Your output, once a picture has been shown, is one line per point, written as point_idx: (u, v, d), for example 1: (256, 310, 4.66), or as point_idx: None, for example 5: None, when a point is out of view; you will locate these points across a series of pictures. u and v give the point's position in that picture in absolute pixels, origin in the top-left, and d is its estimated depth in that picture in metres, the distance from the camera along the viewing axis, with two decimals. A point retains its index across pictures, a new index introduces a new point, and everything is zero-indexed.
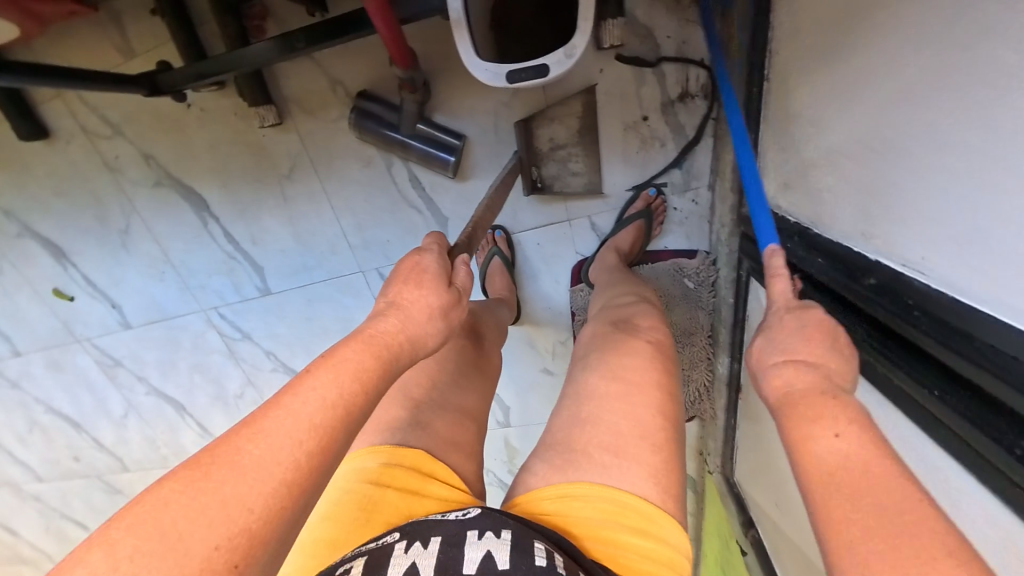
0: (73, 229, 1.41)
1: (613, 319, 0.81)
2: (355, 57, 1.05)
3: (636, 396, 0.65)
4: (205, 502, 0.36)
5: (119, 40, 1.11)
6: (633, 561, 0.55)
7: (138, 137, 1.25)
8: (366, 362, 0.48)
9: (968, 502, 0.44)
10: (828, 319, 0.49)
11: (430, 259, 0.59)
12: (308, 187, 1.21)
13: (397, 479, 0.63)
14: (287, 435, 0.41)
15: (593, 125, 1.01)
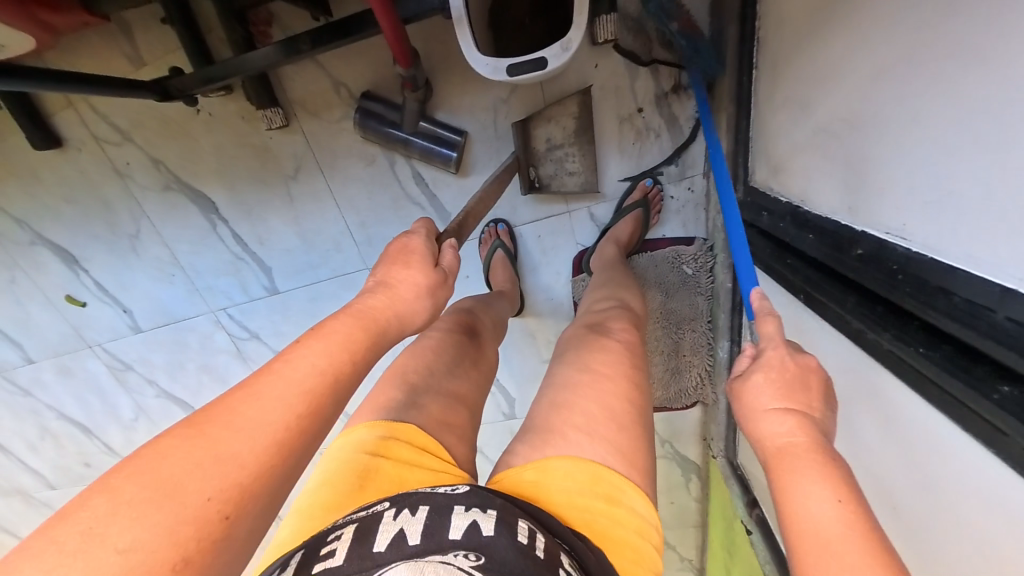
0: (84, 236, 1.45)
1: (587, 322, 0.86)
2: (357, 59, 1.08)
3: (605, 383, 0.70)
4: (201, 456, 0.38)
5: (129, 49, 1.15)
6: (608, 528, 0.58)
7: (146, 143, 1.29)
8: (356, 333, 0.51)
9: (950, 453, 0.46)
10: (818, 370, 0.49)
11: (418, 241, 0.63)
12: (313, 187, 1.25)
13: (392, 450, 0.64)
14: (280, 398, 0.43)
15: (589, 125, 1.04)
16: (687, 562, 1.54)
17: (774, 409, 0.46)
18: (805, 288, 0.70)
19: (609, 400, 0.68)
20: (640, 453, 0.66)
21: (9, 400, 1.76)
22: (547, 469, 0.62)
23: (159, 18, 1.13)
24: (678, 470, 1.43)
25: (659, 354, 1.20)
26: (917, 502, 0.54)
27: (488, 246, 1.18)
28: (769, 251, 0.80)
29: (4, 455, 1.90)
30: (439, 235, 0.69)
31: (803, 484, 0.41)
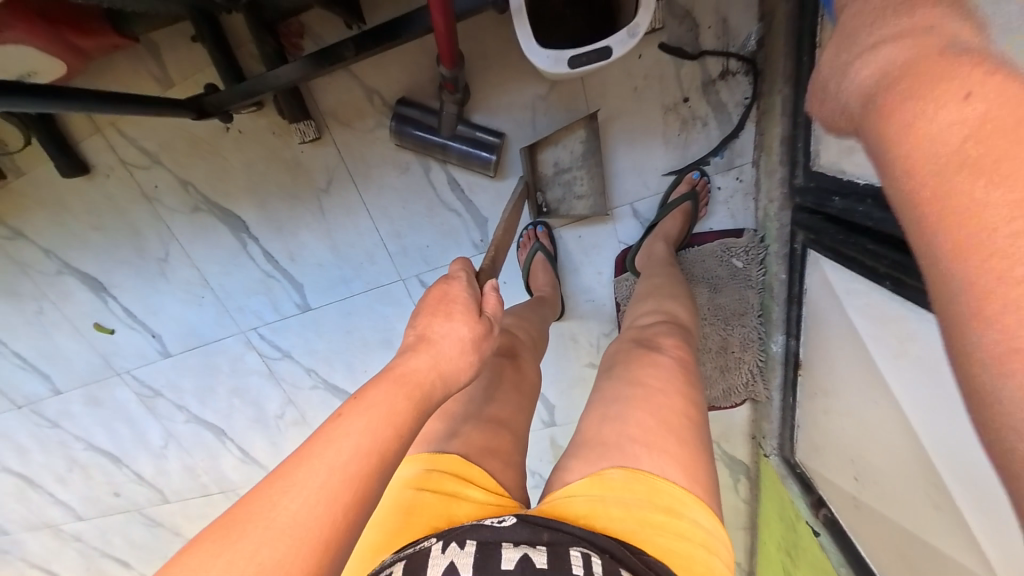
0: (112, 261, 1.43)
1: (631, 339, 0.79)
2: (391, 66, 1.07)
3: (658, 396, 0.64)
4: (242, 569, 0.35)
5: (157, 70, 1.14)
6: (669, 543, 0.53)
7: (176, 165, 1.28)
8: (399, 403, 0.47)
9: None
10: None
11: (458, 289, 0.58)
12: (346, 199, 1.23)
13: (433, 483, 0.59)
14: (322, 489, 0.40)
15: (597, 148, 1.04)
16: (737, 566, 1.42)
17: (872, 49, 0.37)
18: (893, 272, 0.65)
19: (666, 414, 0.62)
20: (704, 469, 0.59)
21: (37, 432, 1.74)
22: (599, 483, 0.57)
23: (188, 36, 1.12)
24: (727, 470, 1.32)
25: (708, 353, 1.14)
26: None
27: (528, 250, 1.15)
28: (844, 239, 0.76)
29: (32, 489, 1.86)
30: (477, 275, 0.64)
31: (913, 106, 0.32)
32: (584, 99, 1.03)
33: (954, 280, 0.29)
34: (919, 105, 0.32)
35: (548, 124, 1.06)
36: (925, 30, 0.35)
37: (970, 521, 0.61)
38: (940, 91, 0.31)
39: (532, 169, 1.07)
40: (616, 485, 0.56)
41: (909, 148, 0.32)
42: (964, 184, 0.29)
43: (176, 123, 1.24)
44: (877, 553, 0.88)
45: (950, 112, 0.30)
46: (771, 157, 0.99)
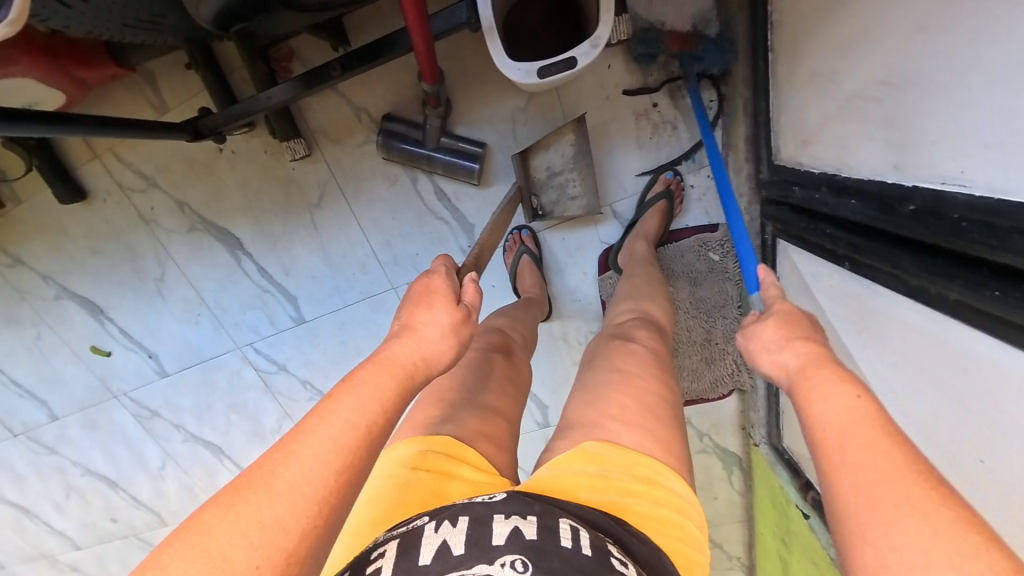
0: (109, 284, 1.46)
1: (611, 331, 0.83)
2: (378, 85, 1.13)
3: (637, 380, 0.69)
4: (245, 525, 0.38)
5: (153, 97, 1.19)
6: (649, 511, 0.56)
7: (172, 187, 1.33)
8: (386, 383, 0.51)
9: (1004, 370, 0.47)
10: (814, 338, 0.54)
11: (439, 281, 0.62)
12: (338, 213, 1.27)
13: (427, 461, 0.61)
14: (316, 457, 0.43)
15: (587, 150, 1.08)
16: (735, 560, 1.39)
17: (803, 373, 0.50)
18: (849, 254, 0.69)
19: (645, 394, 0.66)
20: (676, 444, 0.63)
21: (35, 460, 1.74)
22: (581, 456, 0.60)
23: (182, 64, 1.17)
24: (718, 463, 1.33)
25: (691, 344, 1.19)
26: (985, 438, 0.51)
27: (514, 253, 1.19)
28: (807, 228, 0.80)
29: (29, 519, 1.84)
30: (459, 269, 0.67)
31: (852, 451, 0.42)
32: (561, 111, 1.09)
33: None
34: (830, 388, 0.47)
35: (528, 134, 1.12)
36: (820, 343, 0.53)
37: None
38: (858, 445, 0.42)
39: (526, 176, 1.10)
40: (598, 457, 0.59)
41: (824, 418, 0.45)
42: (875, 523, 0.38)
43: (172, 148, 1.30)
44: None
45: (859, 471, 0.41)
46: (738, 155, 1.04)
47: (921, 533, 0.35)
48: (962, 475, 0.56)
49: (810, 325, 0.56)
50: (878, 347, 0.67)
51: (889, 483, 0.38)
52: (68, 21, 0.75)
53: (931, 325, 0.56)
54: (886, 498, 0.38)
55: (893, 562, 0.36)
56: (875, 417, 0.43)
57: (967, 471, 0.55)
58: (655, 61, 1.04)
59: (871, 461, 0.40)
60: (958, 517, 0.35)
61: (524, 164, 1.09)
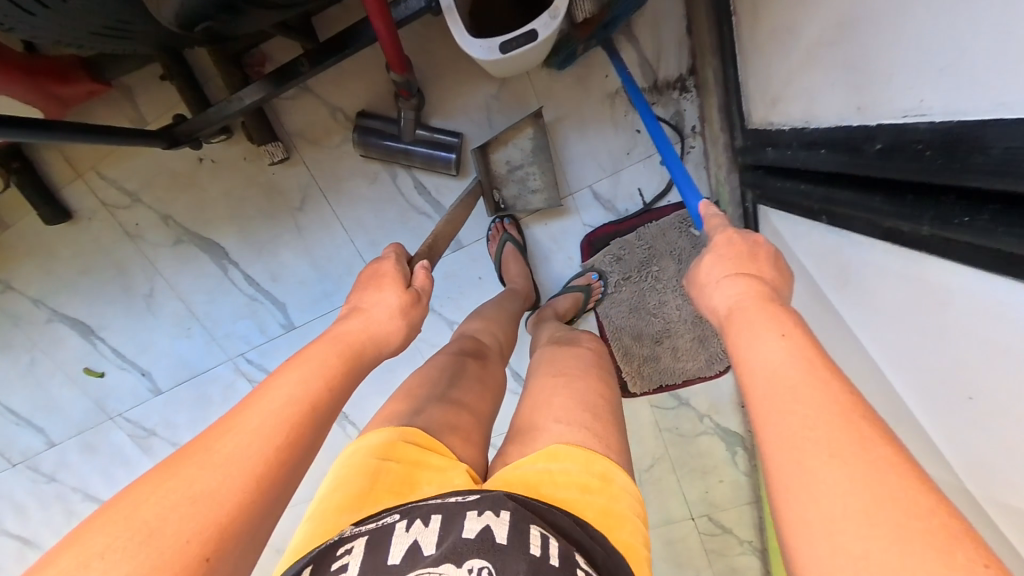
0: (99, 303, 1.46)
1: (556, 339, 0.87)
2: (351, 84, 1.14)
3: (578, 382, 0.69)
4: (177, 498, 0.40)
5: (132, 112, 1.20)
6: (608, 509, 0.54)
7: (156, 201, 1.34)
8: (332, 358, 0.57)
9: (968, 294, 0.47)
10: (749, 260, 0.54)
11: (388, 265, 0.69)
12: (321, 215, 1.27)
13: (399, 451, 0.59)
14: (254, 432, 0.46)
15: (545, 145, 1.10)
16: (747, 544, 1.34)
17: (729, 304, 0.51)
18: (825, 207, 0.68)
19: None
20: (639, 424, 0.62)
21: (34, 489, 1.71)
22: (546, 453, 0.58)
23: (157, 75, 1.19)
24: (721, 445, 1.30)
25: (682, 324, 1.17)
26: (966, 372, 0.50)
27: (497, 241, 1.17)
28: (784, 186, 0.80)
29: (30, 552, 1.80)
30: (410, 256, 0.74)
31: (772, 374, 0.42)
32: (534, 96, 1.11)
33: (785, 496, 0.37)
34: (762, 330, 0.45)
35: (503, 121, 1.12)
36: (760, 278, 0.52)
37: (927, 427, 0.60)
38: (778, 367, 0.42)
39: (486, 170, 1.11)
40: (561, 455, 0.58)
41: (748, 346, 0.45)
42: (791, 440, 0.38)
43: (154, 162, 1.31)
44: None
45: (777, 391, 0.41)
46: (713, 126, 1.04)
47: (841, 478, 0.34)
48: (951, 415, 0.55)
49: (753, 253, 0.55)
50: (862, 302, 0.66)
51: (813, 428, 0.37)
52: (33, 29, 0.76)
53: (908, 267, 0.55)
54: (810, 443, 0.36)
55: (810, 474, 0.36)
56: (802, 357, 0.42)
57: (958, 412, 0.53)
58: (623, 39, 1.04)
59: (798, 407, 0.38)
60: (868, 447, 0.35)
61: (484, 159, 1.10)
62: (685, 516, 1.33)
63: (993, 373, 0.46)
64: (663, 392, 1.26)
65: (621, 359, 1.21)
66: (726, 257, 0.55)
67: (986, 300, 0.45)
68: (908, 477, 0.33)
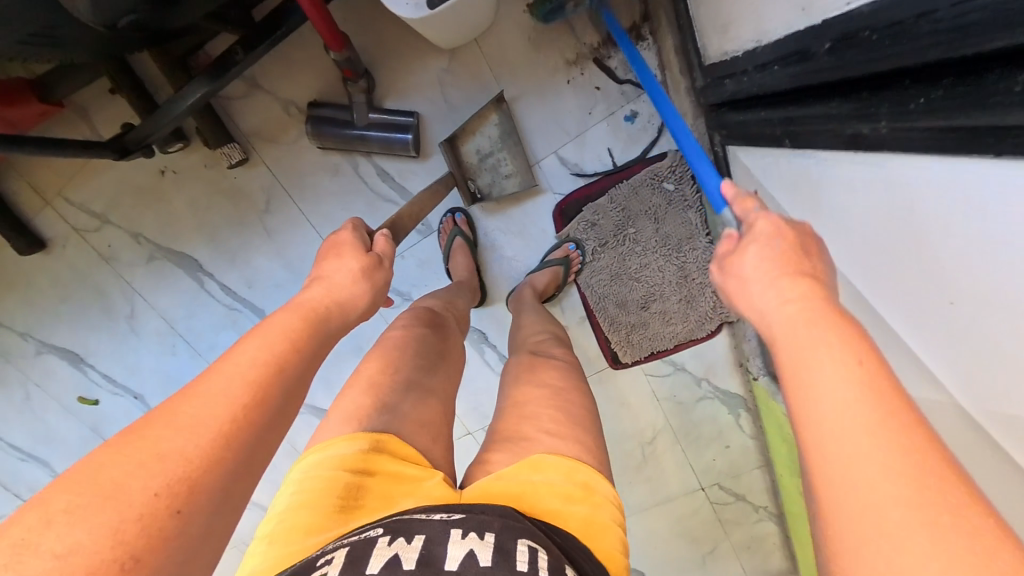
0: (85, 330, 1.45)
1: (527, 349, 0.80)
2: (301, 76, 1.12)
3: (566, 396, 0.66)
4: (142, 456, 0.37)
5: (86, 128, 1.19)
6: (589, 520, 0.51)
7: (126, 221, 1.32)
8: (298, 320, 0.52)
9: (933, 182, 0.43)
10: (801, 261, 0.41)
11: (347, 234, 0.65)
12: (287, 214, 1.24)
13: (375, 464, 0.54)
14: (225, 391, 0.42)
15: (512, 127, 1.08)
16: (763, 510, 1.27)
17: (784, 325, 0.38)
18: (787, 128, 0.65)
19: None
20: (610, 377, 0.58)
21: None
22: (528, 463, 0.54)
23: (107, 89, 1.17)
24: (724, 408, 1.24)
25: (667, 286, 1.13)
26: (940, 271, 0.46)
27: (447, 235, 1.15)
28: (744, 118, 0.76)
29: None
30: (370, 228, 0.70)
31: (859, 462, 0.30)
32: (486, 63, 1.08)
33: None
34: (832, 361, 0.34)
35: (459, 95, 1.10)
36: (820, 281, 0.40)
37: (913, 345, 0.55)
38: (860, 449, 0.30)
39: (457, 162, 1.09)
40: (544, 465, 0.54)
41: (818, 403, 0.33)
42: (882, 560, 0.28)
43: (118, 179, 1.30)
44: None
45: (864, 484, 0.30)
46: (673, 72, 1.00)
47: None
48: (936, 329, 0.50)
49: (806, 253, 0.42)
50: (833, 224, 0.62)
51: (916, 542, 0.27)
52: None
53: (871, 173, 0.51)
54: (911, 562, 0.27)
55: None
56: (887, 402, 0.31)
57: (939, 317, 0.49)
58: None
59: (878, 473, 0.29)
60: None
61: (453, 151, 1.08)
62: (695, 488, 1.28)
63: (966, 265, 0.42)
64: (657, 359, 1.20)
65: (609, 329, 1.18)
66: (769, 255, 0.42)
67: (956, 185, 0.41)
68: None
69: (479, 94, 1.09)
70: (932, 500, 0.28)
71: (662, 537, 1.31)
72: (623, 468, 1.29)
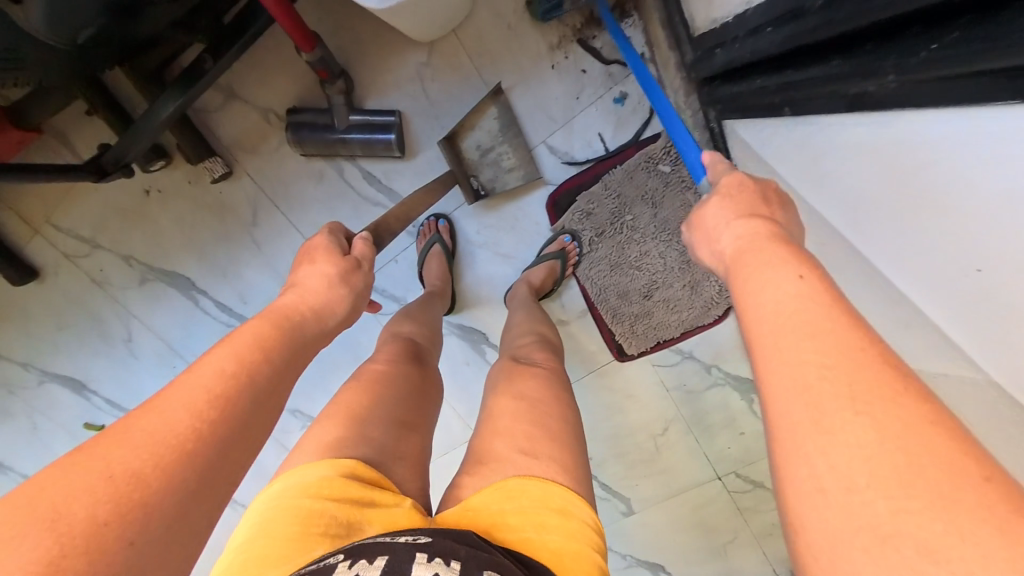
0: (84, 356, 1.44)
1: (511, 355, 0.77)
2: (277, 82, 1.09)
3: (541, 407, 0.63)
4: (90, 480, 0.35)
5: (68, 153, 1.17)
6: (564, 551, 0.49)
7: (114, 244, 1.30)
8: (267, 330, 0.51)
9: (945, 138, 0.40)
10: (756, 205, 0.47)
11: (321, 238, 0.63)
12: (275, 225, 1.21)
13: (336, 490, 0.51)
14: (184, 407, 0.41)
15: (512, 119, 1.04)
16: None
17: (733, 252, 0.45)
18: (785, 96, 0.61)
19: None
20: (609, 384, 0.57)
21: None
22: (498, 489, 0.53)
23: (84, 112, 1.15)
24: (735, 395, 1.19)
25: (669, 271, 1.09)
26: (956, 230, 0.43)
27: (426, 241, 1.14)
28: (738, 90, 0.73)
29: None
30: (348, 231, 0.68)
31: (786, 335, 0.35)
32: (465, 53, 1.04)
33: (806, 494, 0.30)
34: (774, 272, 0.39)
35: (439, 89, 1.06)
36: (768, 217, 0.46)
37: (937, 319, 0.51)
38: (787, 329, 0.35)
39: (458, 160, 1.05)
40: (516, 492, 0.52)
41: (757, 300, 0.39)
42: (806, 414, 0.32)
43: (103, 202, 1.28)
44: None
45: (790, 356, 0.34)
46: (662, 49, 0.96)
47: (870, 443, 0.29)
48: (960, 298, 0.47)
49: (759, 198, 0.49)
50: (839, 198, 0.58)
51: (835, 383, 0.31)
52: None
53: (882, 139, 0.47)
54: (829, 402, 0.31)
55: (837, 461, 0.29)
56: (821, 300, 0.36)
57: (963, 290, 0.45)
58: None
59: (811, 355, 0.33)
60: (904, 410, 0.29)
61: (453, 147, 1.03)
62: (712, 477, 1.24)
63: (994, 227, 0.39)
64: (663, 349, 1.16)
65: (611, 321, 1.14)
66: (726, 201, 0.49)
67: (969, 138, 0.38)
68: (957, 448, 0.27)
69: (459, 87, 1.06)
70: (846, 352, 0.32)
71: (680, 528, 1.28)
72: (635, 461, 1.26)
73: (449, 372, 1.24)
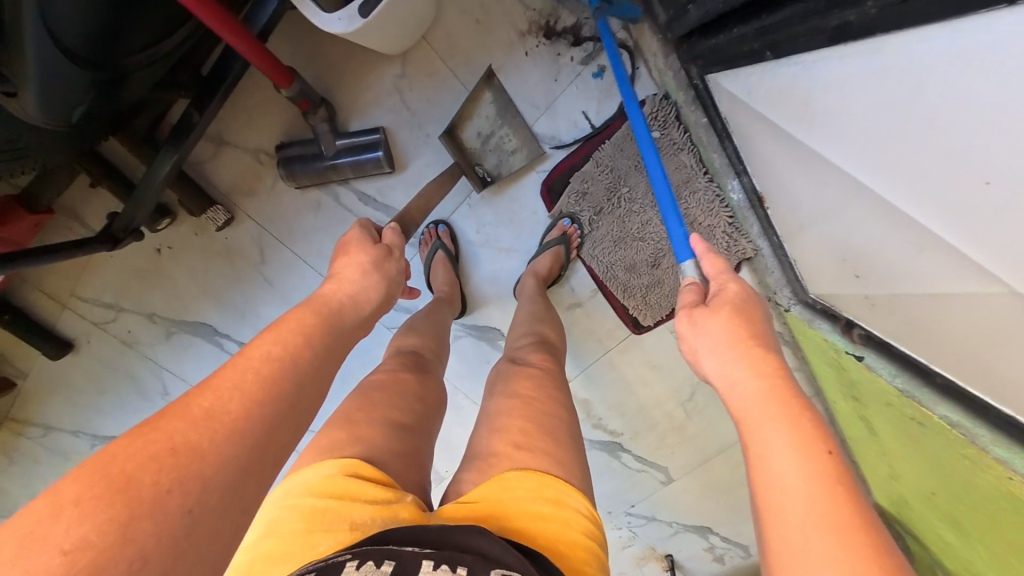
0: (127, 414, 1.50)
1: (508, 357, 0.80)
2: (260, 121, 1.12)
3: (534, 405, 0.65)
4: (155, 449, 0.37)
5: (81, 227, 1.22)
6: (558, 534, 0.52)
7: (137, 304, 1.35)
8: (308, 317, 0.54)
9: (926, 50, 0.43)
10: (756, 332, 0.51)
11: (352, 231, 0.68)
12: (282, 261, 1.25)
13: (338, 487, 0.53)
14: (238, 386, 0.44)
15: (508, 102, 1.06)
16: None
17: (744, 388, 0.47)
18: (766, 40, 0.65)
19: None
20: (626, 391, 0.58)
21: None
22: (499, 484, 0.54)
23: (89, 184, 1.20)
24: None
25: None
26: (934, 136, 0.46)
27: (430, 248, 1.16)
28: (717, 40, 0.77)
29: None
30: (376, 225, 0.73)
31: (797, 509, 0.39)
32: (437, 57, 1.06)
33: None
34: (788, 435, 0.42)
35: (418, 98, 1.08)
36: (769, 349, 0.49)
37: (957, 244, 0.50)
38: (801, 500, 0.39)
39: (460, 150, 1.07)
40: (515, 485, 0.54)
41: (769, 457, 0.42)
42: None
43: (119, 268, 1.32)
44: (899, 336, 0.76)
45: (802, 528, 0.38)
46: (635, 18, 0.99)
47: None
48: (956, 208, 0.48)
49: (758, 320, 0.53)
50: (834, 133, 0.59)
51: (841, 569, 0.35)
52: None
53: (870, 63, 0.50)
54: None
55: None
56: (832, 478, 0.39)
57: (963, 201, 0.46)
58: None
59: (821, 544, 0.36)
60: None
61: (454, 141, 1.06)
62: None
63: (994, 127, 0.40)
64: None
65: (623, 296, 1.14)
66: (725, 320, 0.52)
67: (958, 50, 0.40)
68: None
69: (437, 93, 1.08)
70: (851, 538, 0.36)
71: (717, 491, 1.29)
72: (665, 433, 1.26)
73: (469, 373, 1.26)
